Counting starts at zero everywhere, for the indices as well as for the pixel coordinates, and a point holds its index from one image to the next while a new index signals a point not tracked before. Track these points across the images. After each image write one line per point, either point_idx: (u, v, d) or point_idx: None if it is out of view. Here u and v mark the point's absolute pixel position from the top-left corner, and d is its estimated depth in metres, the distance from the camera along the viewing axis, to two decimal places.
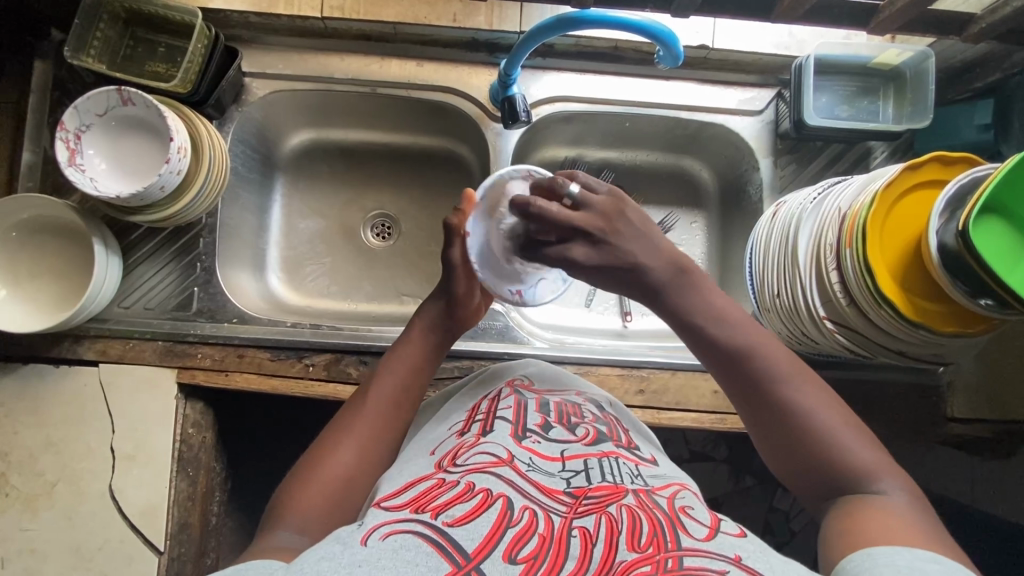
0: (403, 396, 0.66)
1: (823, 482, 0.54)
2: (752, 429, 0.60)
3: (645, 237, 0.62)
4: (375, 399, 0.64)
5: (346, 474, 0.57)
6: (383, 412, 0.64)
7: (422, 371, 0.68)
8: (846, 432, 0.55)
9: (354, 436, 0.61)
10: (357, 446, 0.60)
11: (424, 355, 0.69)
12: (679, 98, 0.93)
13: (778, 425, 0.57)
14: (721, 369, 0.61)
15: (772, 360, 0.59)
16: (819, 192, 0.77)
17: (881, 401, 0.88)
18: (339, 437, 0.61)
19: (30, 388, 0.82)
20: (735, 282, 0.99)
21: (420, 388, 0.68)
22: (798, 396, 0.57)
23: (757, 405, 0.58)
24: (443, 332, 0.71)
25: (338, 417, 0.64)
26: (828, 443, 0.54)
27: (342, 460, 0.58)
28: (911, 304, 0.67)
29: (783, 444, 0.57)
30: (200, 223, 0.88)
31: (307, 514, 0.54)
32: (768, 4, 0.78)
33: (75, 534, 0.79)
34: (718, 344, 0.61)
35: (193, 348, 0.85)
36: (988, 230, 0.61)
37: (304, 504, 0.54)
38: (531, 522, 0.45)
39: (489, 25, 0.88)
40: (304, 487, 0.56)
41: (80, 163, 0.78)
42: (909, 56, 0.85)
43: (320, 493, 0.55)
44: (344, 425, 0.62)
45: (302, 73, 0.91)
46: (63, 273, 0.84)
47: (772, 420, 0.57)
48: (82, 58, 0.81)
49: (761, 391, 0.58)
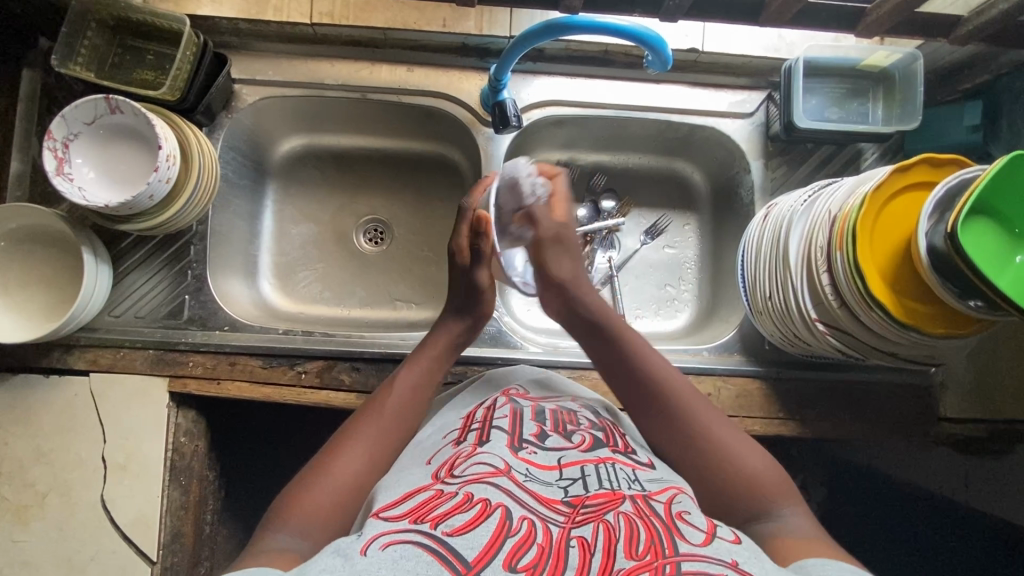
0: (417, 409, 0.66)
1: (720, 500, 0.58)
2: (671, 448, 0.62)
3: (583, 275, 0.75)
4: (390, 407, 0.64)
5: (357, 482, 0.57)
6: (397, 422, 0.63)
7: (434, 387, 0.69)
8: (752, 459, 0.59)
9: (367, 442, 0.60)
10: (369, 451, 0.60)
11: (438, 368, 0.71)
12: (669, 101, 0.93)
13: (678, 442, 0.62)
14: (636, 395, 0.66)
15: (668, 380, 0.65)
16: (810, 195, 0.78)
17: (875, 402, 0.89)
18: (351, 443, 0.60)
19: (19, 398, 0.81)
20: (727, 285, 0.99)
21: (430, 403, 0.68)
22: (691, 415, 0.63)
23: (657, 424, 0.64)
24: (450, 351, 0.73)
25: (347, 424, 0.63)
26: (719, 460, 0.59)
27: (354, 466, 0.58)
28: (900, 305, 0.67)
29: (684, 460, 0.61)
30: (191, 230, 0.88)
31: (315, 520, 0.53)
32: (757, 8, 0.79)
33: (67, 544, 0.78)
34: (619, 370, 0.68)
35: (185, 356, 0.85)
36: (977, 230, 0.61)
37: (313, 510, 0.53)
38: (530, 532, 0.45)
39: (478, 30, 0.89)
40: (314, 492, 0.55)
41: (68, 171, 0.78)
42: (897, 58, 0.86)
43: (329, 499, 0.54)
44: (356, 430, 0.62)
45: (292, 78, 0.91)
46: (53, 282, 0.84)
47: (673, 437, 0.63)
48: (69, 67, 0.80)
49: (670, 416, 0.63)
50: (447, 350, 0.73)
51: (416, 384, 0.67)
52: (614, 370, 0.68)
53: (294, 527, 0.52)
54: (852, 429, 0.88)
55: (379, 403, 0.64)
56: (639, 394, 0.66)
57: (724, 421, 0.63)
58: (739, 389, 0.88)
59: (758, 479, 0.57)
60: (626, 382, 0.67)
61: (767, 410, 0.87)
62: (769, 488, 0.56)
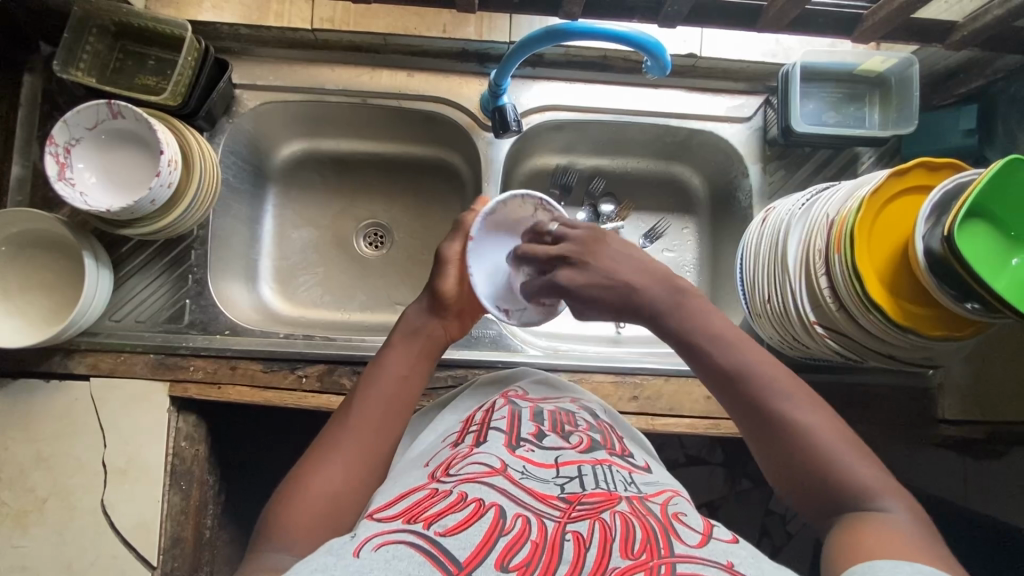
0: (391, 410, 0.64)
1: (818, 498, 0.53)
2: (762, 443, 0.57)
3: (631, 261, 0.66)
4: (359, 413, 0.62)
5: (333, 491, 0.56)
6: (366, 426, 0.61)
7: (409, 380, 0.67)
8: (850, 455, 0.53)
9: (345, 449, 0.59)
10: (346, 457, 0.59)
11: (413, 360, 0.68)
12: (667, 107, 0.93)
13: (772, 437, 0.56)
14: (721, 385, 0.60)
15: (729, 349, 0.60)
16: (807, 199, 0.79)
17: (873, 404, 0.89)
18: (327, 453, 0.59)
19: (18, 403, 0.81)
20: (726, 289, 0.99)
21: (406, 401, 0.65)
22: (779, 403, 0.56)
23: (749, 416, 0.58)
24: (422, 342, 0.70)
25: (324, 434, 0.62)
26: (792, 432, 0.55)
27: (329, 475, 0.57)
28: (899, 308, 0.68)
29: (760, 436, 0.57)
30: (192, 235, 0.88)
31: (297, 531, 0.53)
32: (755, 13, 0.79)
33: (67, 549, 0.78)
34: (695, 355, 0.62)
35: (185, 360, 0.85)
36: (971, 233, 0.62)
37: (293, 522, 0.53)
38: (523, 530, 0.45)
39: (479, 36, 0.90)
40: (295, 505, 0.54)
41: (69, 176, 0.78)
42: (893, 63, 0.86)
43: (308, 511, 0.54)
44: (334, 437, 0.61)
45: (293, 83, 0.91)
46: (53, 287, 0.84)
47: (767, 431, 0.56)
48: (71, 72, 0.81)
49: (760, 410, 0.57)
50: (414, 342, 0.69)
51: (384, 386, 0.65)
52: (700, 357, 0.61)
53: (278, 540, 0.52)
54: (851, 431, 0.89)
55: (351, 408, 0.63)
56: (705, 370, 0.61)
57: (796, 386, 0.58)
58: None
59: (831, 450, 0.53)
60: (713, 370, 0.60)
61: None
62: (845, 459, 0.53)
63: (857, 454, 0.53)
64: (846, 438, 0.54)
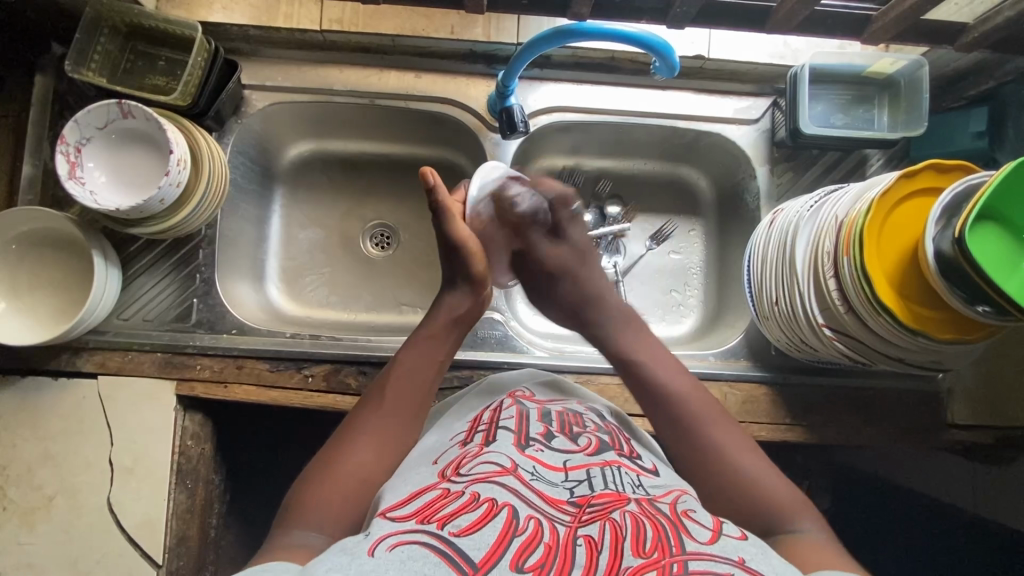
0: (422, 395, 0.65)
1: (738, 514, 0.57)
2: (686, 462, 0.63)
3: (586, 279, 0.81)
4: (392, 393, 0.64)
5: (363, 475, 0.57)
6: (403, 409, 0.63)
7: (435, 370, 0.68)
8: (770, 481, 0.58)
9: (371, 435, 0.60)
10: (374, 443, 0.60)
11: (442, 346, 0.70)
12: (675, 108, 0.93)
13: (700, 460, 0.62)
14: (656, 409, 0.67)
15: (664, 374, 0.69)
16: (816, 200, 0.78)
17: (882, 407, 0.88)
18: (355, 436, 0.60)
19: (28, 400, 0.81)
20: (734, 292, 0.99)
21: (436, 386, 0.68)
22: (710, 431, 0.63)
23: (678, 438, 0.64)
24: (452, 326, 0.71)
25: (349, 418, 0.63)
26: (688, 414, 0.65)
27: (359, 460, 0.58)
28: (908, 311, 0.67)
29: (659, 415, 0.67)
30: (200, 234, 0.88)
31: (326, 512, 0.53)
32: (763, 14, 0.79)
33: (73, 547, 0.78)
34: (638, 380, 0.70)
35: (193, 359, 0.85)
36: (984, 236, 0.61)
37: (326, 500, 0.54)
38: (536, 532, 0.44)
39: (486, 37, 0.90)
40: (321, 488, 0.55)
41: (80, 176, 0.79)
42: (903, 65, 0.86)
43: (339, 493, 0.55)
44: (363, 421, 0.62)
45: (301, 84, 0.92)
46: (62, 285, 0.84)
47: (694, 455, 0.63)
48: (82, 72, 0.81)
49: (692, 434, 0.64)
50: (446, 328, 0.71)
51: (417, 372, 0.66)
52: (641, 384, 0.69)
53: (307, 521, 0.53)
54: (859, 435, 0.88)
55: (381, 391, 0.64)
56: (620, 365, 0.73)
57: (729, 422, 0.64)
58: (745, 394, 0.88)
59: (732, 445, 0.62)
60: (650, 394, 0.68)
61: (773, 415, 0.88)
62: (733, 450, 0.61)
63: (750, 452, 0.61)
64: (746, 443, 0.62)
